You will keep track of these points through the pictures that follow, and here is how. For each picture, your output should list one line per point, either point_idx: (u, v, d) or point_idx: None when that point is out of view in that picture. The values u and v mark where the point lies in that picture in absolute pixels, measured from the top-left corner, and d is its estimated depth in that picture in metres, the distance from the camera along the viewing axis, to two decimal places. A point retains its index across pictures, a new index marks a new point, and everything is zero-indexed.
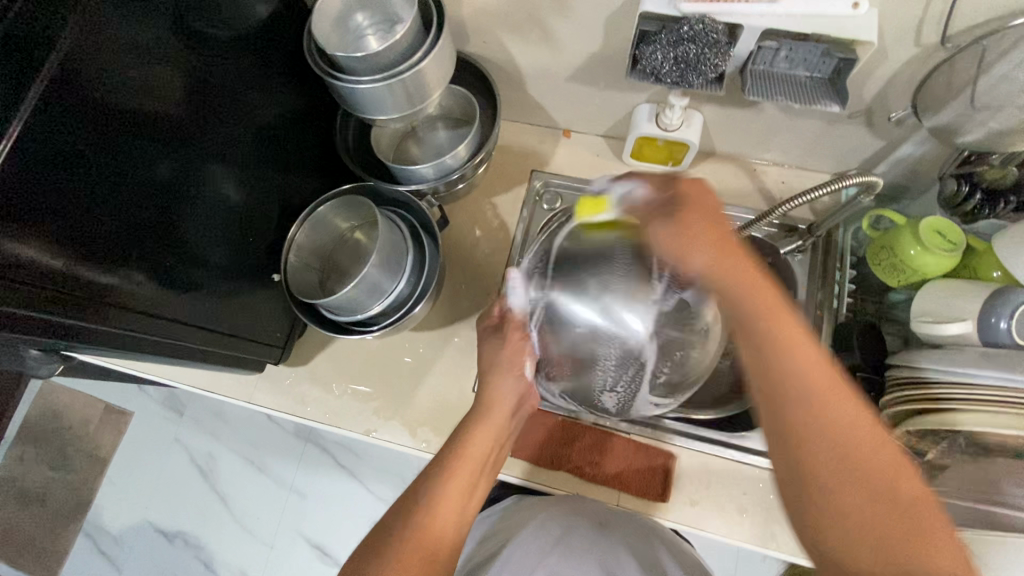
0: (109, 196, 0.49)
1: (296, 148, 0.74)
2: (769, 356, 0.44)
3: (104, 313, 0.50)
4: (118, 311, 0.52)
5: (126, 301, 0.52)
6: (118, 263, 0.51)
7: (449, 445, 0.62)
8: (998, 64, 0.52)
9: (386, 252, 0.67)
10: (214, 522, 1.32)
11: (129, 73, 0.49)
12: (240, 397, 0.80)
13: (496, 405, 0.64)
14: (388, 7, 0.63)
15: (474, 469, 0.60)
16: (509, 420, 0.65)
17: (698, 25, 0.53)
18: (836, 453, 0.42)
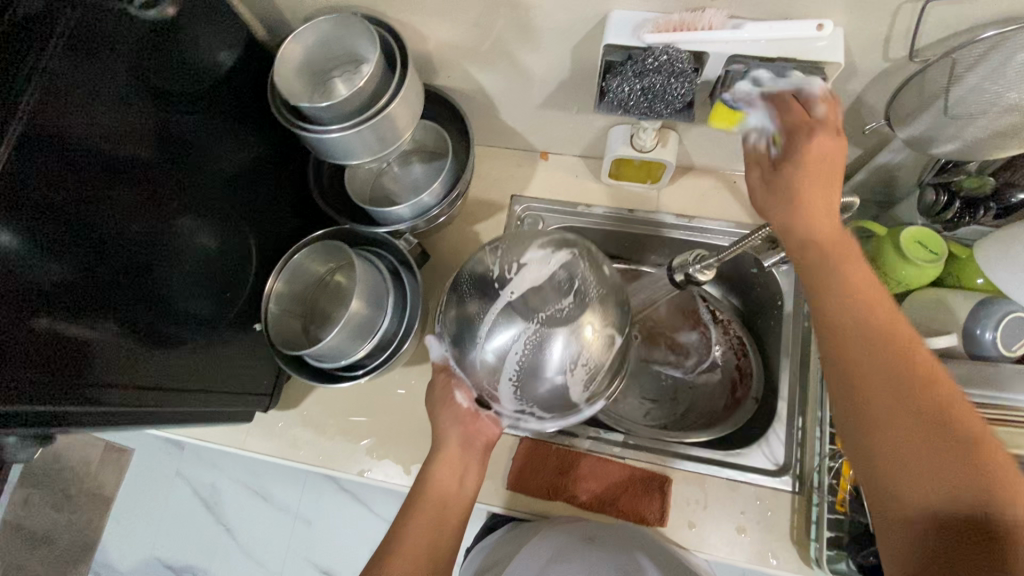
0: (84, 270, 0.48)
1: (269, 193, 0.74)
2: (840, 315, 0.48)
3: (94, 390, 0.49)
4: (107, 383, 0.51)
5: (111, 367, 0.51)
6: (100, 325, 0.50)
7: (407, 508, 0.61)
8: (966, 77, 0.51)
9: (367, 296, 0.66)
10: (221, 555, 1.31)
11: (98, 134, 0.48)
12: (231, 444, 0.80)
13: (448, 455, 0.63)
14: (352, 49, 0.63)
15: (429, 532, 0.59)
16: (462, 470, 0.63)
17: (662, 55, 0.52)
18: (893, 388, 0.44)
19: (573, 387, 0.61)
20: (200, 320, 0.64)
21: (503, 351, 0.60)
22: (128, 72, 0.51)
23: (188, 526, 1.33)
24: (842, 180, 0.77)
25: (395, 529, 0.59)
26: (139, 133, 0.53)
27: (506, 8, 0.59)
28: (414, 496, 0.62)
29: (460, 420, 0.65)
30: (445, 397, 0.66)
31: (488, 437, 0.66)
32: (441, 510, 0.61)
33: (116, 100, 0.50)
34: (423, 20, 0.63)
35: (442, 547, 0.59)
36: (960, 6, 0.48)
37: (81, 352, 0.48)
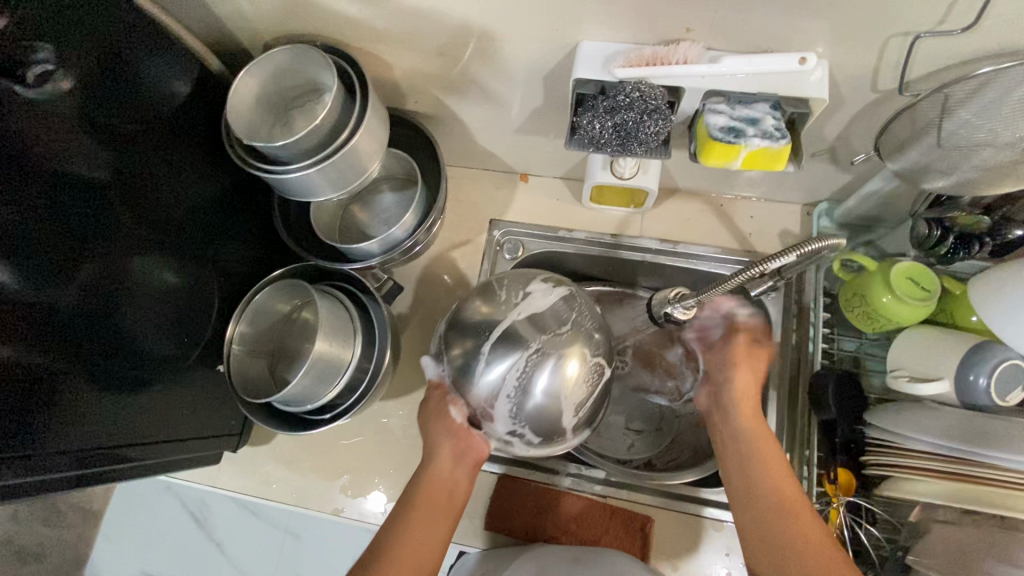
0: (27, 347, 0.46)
1: (233, 224, 0.71)
2: (731, 444, 0.58)
3: (47, 463, 0.49)
4: (63, 452, 0.50)
5: (64, 422, 0.50)
6: (49, 379, 0.48)
7: (395, 515, 0.58)
8: (959, 112, 0.48)
9: (336, 337, 0.63)
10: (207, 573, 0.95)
11: (40, 183, 0.46)
12: (204, 481, 0.78)
13: (442, 463, 0.60)
14: (311, 78, 0.60)
15: (416, 541, 0.56)
16: (455, 479, 0.60)
17: (633, 92, 0.49)
18: (760, 503, 0.52)
19: (569, 417, 0.58)
20: (164, 359, 0.62)
21: (502, 378, 0.56)
22: (55, 135, 0.47)
23: (179, 536, 0.96)
24: (832, 205, 0.74)
25: (381, 536, 0.57)
26: (78, 195, 0.50)
27: (472, 38, 0.55)
28: (404, 503, 0.59)
29: (452, 434, 0.60)
30: (441, 414, 0.60)
31: (479, 454, 0.62)
32: (430, 518, 0.58)
33: (44, 168, 0.47)
34: (387, 49, 0.60)
35: (430, 556, 0.56)
36: (953, 40, 0.44)
37: (30, 430, 0.47)
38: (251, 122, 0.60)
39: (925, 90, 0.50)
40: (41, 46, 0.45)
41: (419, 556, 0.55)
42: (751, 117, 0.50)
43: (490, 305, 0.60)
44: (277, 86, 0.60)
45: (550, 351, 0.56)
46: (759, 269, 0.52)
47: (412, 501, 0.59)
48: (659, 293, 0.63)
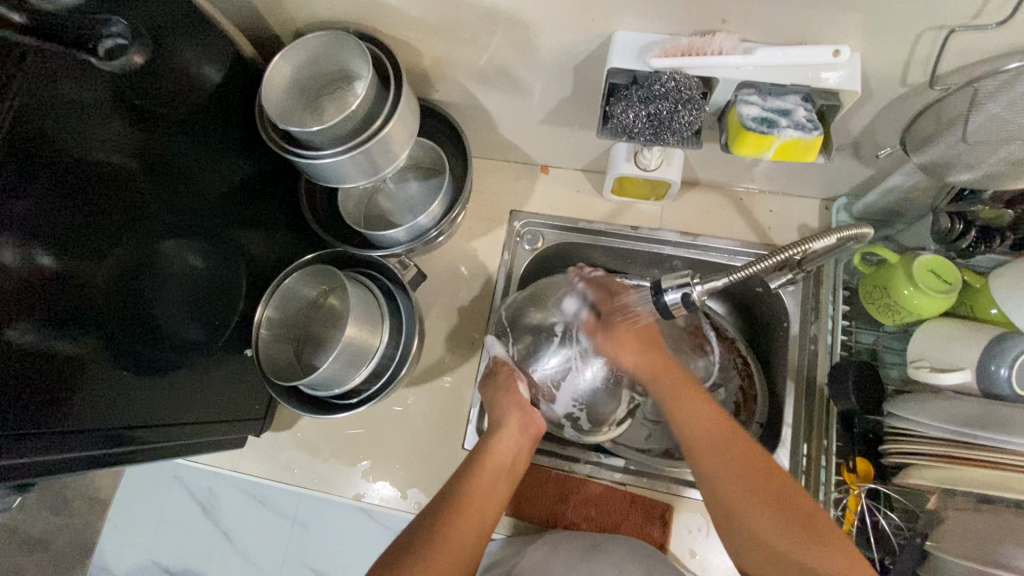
0: (58, 323, 0.47)
1: (259, 211, 0.71)
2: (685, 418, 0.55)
3: (79, 442, 0.49)
4: (90, 431, 0.50)
5: (95, 400, 0.51)
6: (81, 354, 0.49)
7: (465, 470, 0.61)
8: (988, 105, 0.49)
9: (364, 323, 0.64)
10: (215, 559, 0.97)
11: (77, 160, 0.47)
12: (225, 466, 0.79)
13: (509, 431, 0.65)
14: (344, 65, 0.60)
15: (486, 494, 0.59)
16: (518, 449, 0.65)
17: (669, 81, 0.49)
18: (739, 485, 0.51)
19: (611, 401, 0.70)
20: (192, 344, 0.63)
21: (557, 366, 0.69)
22: (92, 115, 0.48)
23: (188, 526, 0.97)
24: (851, 200, 0.75)
25: (452, 487, 0.59)
26: (111, 176, 0.50)
27: (505, 27, 0.56)
28: (472, 461, 0.62)
29: (519, 404, 0.67)
30: (511, 386, 0.68)
31: (536, 428, 0.67)
32: (497, 477, 0.61)
33: (80, 149, 0.47)
34: (419, 37, 0.61)
35: (494, 510, 0.59)
36: (986, 35, 0.45)
37: (59, 407, 0.47)
38: (282, 108, 0.61)
39: (955, 84, 0.51)
40: (114, 20, 0.47)
41: (487, 508, 0.58)
42: (783, 108, 0.51)
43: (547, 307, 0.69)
44: (308, 72, 0.61)
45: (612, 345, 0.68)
46: (780, 256, 0.56)
47: (480, 458, 0.62)
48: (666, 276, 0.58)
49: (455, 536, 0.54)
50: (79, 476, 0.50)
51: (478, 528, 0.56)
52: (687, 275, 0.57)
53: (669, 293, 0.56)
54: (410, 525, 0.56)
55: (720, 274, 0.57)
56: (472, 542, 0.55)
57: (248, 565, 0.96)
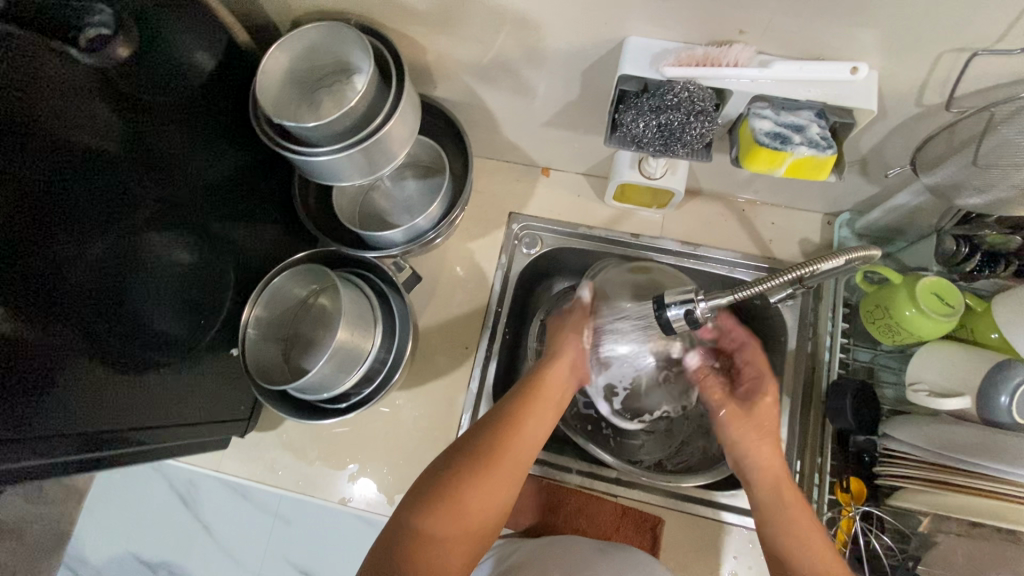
0: (35, 318, 0.44)
1: (251, 203, 0.69)
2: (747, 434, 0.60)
3: (50, 445, 0.47)
4: (63, 434, 0.48)
5: (73, 399, 0.48)
6: (59, 350, 0.46)
7: (514, 396, 0.59)
8: (1003, 130, 0.48)
9: (353, 326, 0.61)
10: (194, 552, 0.95)
11: (60, 145, 0.44)
12: (208, 465, 0.76)
13: (563, 363, 0.63)
14: (344, 58, 0.58)
15: (536, 424, 0.57)
16: (569, 381, 0.63)
17: (682, 92, 0.48)
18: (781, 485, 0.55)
19: (651, 397, 0.71)
20: (176, 339, 0.61)
21: (626, 355, 0.67)
22: (71, 97, 0.44)
23: (168, 517, 0.95)
24: (854, 216, 0.75)
25: (501, 412, 0.57)
26: (92, 163, 0.47)
27: (513, 26, 0.54)
28: (523, 388, 0.60)
29: (576, 356, 0.64)
30: (576, 334, 0.66)
31: (582, 376, 0.65)
32: (547, 407, 0.59)
33: (63, 137, 0.44)
34: (423, 33, 0.58)
35: (541, 436, 0.57)
36: (1007, 59, 0.44)
37: (32, 411, 0.45)
38: (277, 100, 0.58)
39: (972, 107, 0.50)
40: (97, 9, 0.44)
41: (536, 438, 0.57)
42: (796, 123, 0.49)
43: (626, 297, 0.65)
44: (306, 64, 0.58)
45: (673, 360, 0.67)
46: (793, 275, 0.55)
47: (533, 387, 0.60)
48: (670, 292, 0.57)
49: (503, 460, 0.53)
50: (53, 478, 0.49)
51: (526, 457, 0.55)
52: (692, 292, 0.56)
53: (670, 311, 0.56)
54: (455, 442, 0.56)
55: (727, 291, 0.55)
56: (519, 466, 0.54)
57: (228, 560, 0.94)
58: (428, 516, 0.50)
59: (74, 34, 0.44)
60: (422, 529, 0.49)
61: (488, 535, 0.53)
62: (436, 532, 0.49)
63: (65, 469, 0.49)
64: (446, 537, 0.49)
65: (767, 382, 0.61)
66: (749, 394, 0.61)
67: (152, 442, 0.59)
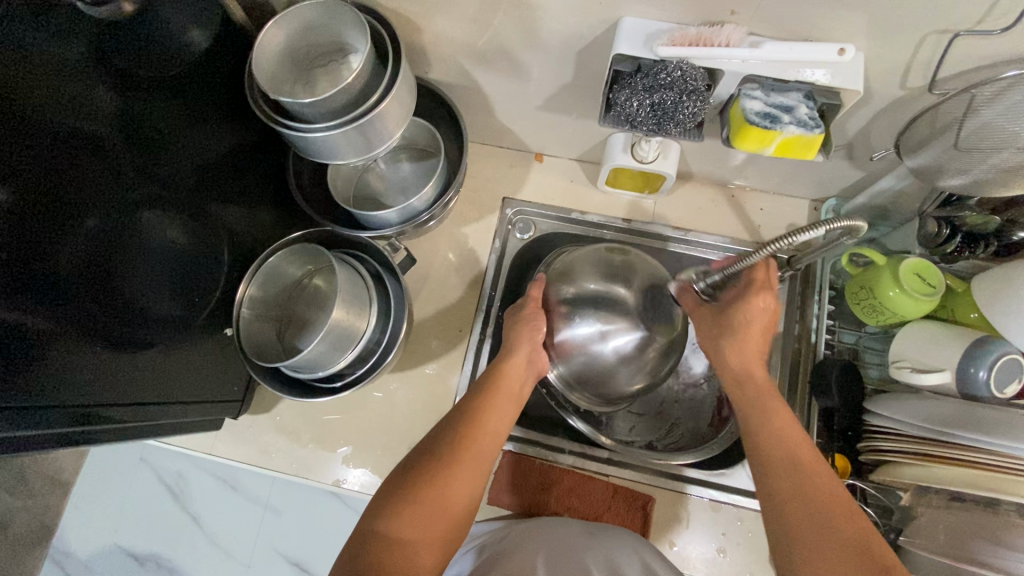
0: (23, 300, 0.43)
1: (244, 184, 0.69)
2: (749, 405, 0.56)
3: (41, 419, 0.47)
4: (54, 409, 0.48)
5: (61, 372, 0.48)
6: (49, 322, 0.46)
7: (477, 396, 0.60)
8: (985, 110, 0.49)
9: (349, 305, 0.61)
10: (182, 542, 0.94)
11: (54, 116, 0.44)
12: (199, 449, 0.76)
13: (520, 356, 0.64)
14: (340, 37, 0.58)
15: (497, 420, 0.59)
16: (525, 377, 0.64)
17: (675, 71, 0.49)
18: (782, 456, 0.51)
19: (623, 383, 0.69)
20: (169, 319, 0.60)
21: (589, 336, 0.67)
22: (65, 73, 0.44)
23: (157, 505, 0.94)
24: (840, 202, 0.76)
25: (461, 413, 0.59)
26: (84, 143, 0.47)
27: (509, 5, 0.54)
28: (482, 387, 0.61)
29: (532, 349, 0.65)
30: (533, 319, 0.67)
31: (542, 367, 0.67)
32: (507, 404, 0.61)
33: (57, 108, 0.44)
34: (420, 13, 0.59)
35: (500, 433, 0.59)
36: (988, 41, 0.46)
37: (24, 385, 0.45)
38: (273, 77, 0.58)
39: (954, 90, 0.51)
40: None
41: (497, 434, 0.58)
42: (785, 104, 0.51)
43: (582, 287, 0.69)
44: (302, 43, 0.59)
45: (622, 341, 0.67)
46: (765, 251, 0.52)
47: (492, 384, 0.61)
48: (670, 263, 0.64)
49: (465, 457, 0.55)
50: (41, 453, 0.48)
51: (489, 451, 0.57)
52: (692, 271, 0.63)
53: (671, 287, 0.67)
54: (418, 446, 0.57)
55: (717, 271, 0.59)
56: (481, 461, 0.55)
57: (217, 552, 0.93)
58: (400, 520, 0.50)
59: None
60: (391, 535, 0.49)
61: (458, 531, 0.53)
62: (405, 536, 0.49)
63: (53, 445, 0.49)
64: (417, 539, 0.49)
65: (756, 291, 0.58)
66: (729, 303, 0.59)
67: (143, 419, 0.59)
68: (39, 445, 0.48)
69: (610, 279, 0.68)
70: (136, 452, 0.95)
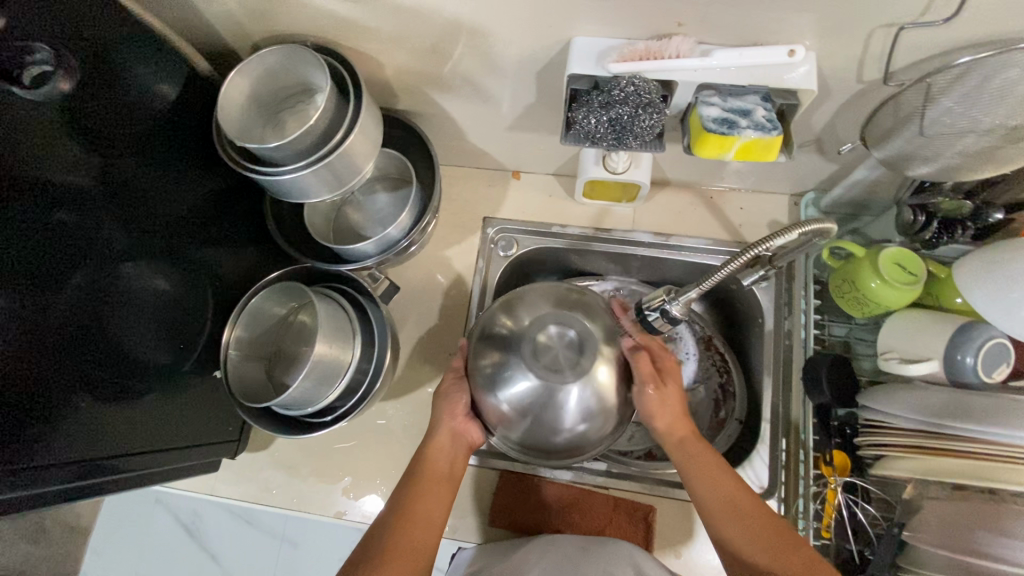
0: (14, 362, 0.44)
1: (224, 229, 0.70)
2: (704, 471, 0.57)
3: (39, 478, 0.47)
4: (53, 466, 0.48)
5: (59, 427, 0.49)
6: (41, 377, 0.47)
7: (403, 488, 0.60)
8: (942, 98, 0.49)
9: (333, 340, 0.62)
10: None
11: (39, 182, 0.46)
12: (202, 490, 0.77)
13: (439, 440, 0.62)
14: (303, 79, 0.60)
15: (425, 509, 0.58)
16: (453, 455, 0.62)
17: (628, 86, 0.49)
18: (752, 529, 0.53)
19: (601, 428, 0.60)
20: (159, 366, 0.61)
21: (529, 396, 0.57)
22: (43, 143, 0.46)
23: (170, 547, 0.95)
24: (818, 194, 0.76)
25: (392, 509, 0.58)
26: (63, 202, 0.48)
27: (462, 34, 0.55)
28: (408, 477, 0.61)
29: (450, 426, 0.62)
30: (455, 391, 0.63)
31: (474, 439, 0.63)
32: (435, 489, 0.60)
33: (39, 176, 0.46)
34: (379, 49, 0.60)
35: (436, 523, 0.58)
36: (935, 31, 0.46)
37: (23, 444, 0.46)
38: (241, 124, 0.60)
39: (909, 80, 0.51)
40: (37, 46, 0.44)
41: (430, 522, 0.58)
42: (742, 108, 0.51)
43: (512, 326, 0.60)
44: (267, 88, 0.60)
45: (570, 387, 0.56)
46: (749, 254, 0.53)
47: (416, 473, 0.61)
48: (648, 295, 0.60)
49: (393, 553, 0.54)
50: (43, 510, 0.49)
51: (421, 541, 0.56)
52: (664, 291, 0.59)
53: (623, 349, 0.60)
54: (356, 550, 0.56)
55: (690, 284, 0.57)
56: (418, 552, 0.55)
57: None
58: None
59: (17, 72, 0.43)
60: None
61: None
62: None
63: (56, 499, 0.50)
64: None
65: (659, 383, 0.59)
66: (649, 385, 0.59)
67: (145, 466, 0.59)
68: (40, 501, 0.48)
69: (565, 308, 0.60)
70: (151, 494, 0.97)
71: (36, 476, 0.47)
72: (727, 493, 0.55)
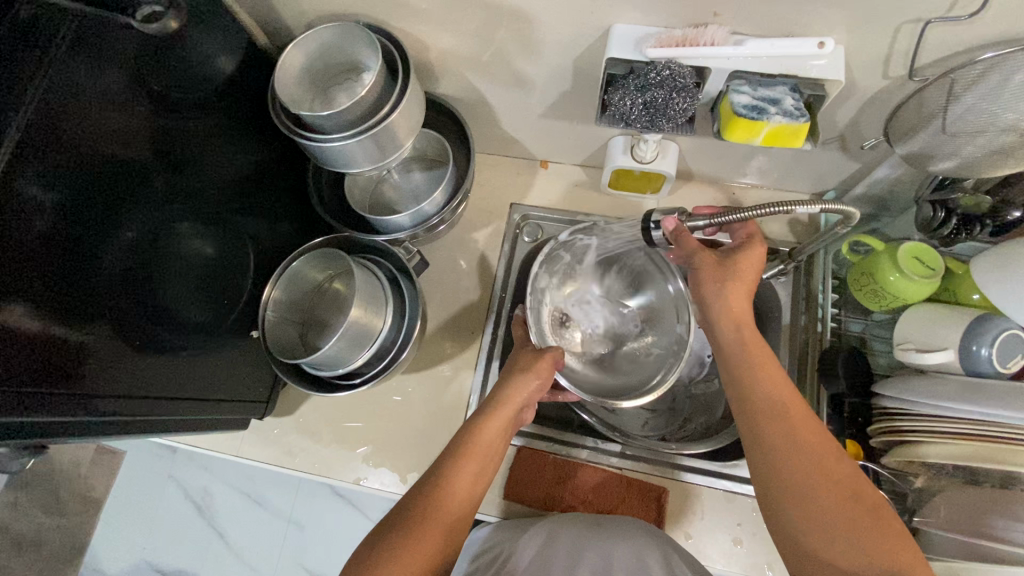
0: (69, 304, 0.47)
1: (267, 198, 0.74)
2: (756, 389, 0.55)
3: (87, 408, 0.49)
4: (100, 398, 0.50)
5: (105, 364, 0.51)
6: (90, 321, 0.49)
7: (446, 456, 0.58)
8: (964, 96, 0.51)
9: (365, 304, 0.64)
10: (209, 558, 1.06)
11: (103, 135, 0.49)
12: (228, 451, 0.79)
13: (500, 412, 0.62)
14: (353, 56, 0.63)
15: (466, 479, 0.56)
16: (497, 444, 0.61)
17: (664, 70, 0.53)
18: (806, 453, 0.50)
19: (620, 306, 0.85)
20: (199, 325, 0.64)
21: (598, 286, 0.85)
22: (113, 102, 0.49)
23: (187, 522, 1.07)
24: (839, 193, 0.78)
25: (432, 470, 0.57)
26: (123, 165, 0.51)
27: (507, 19, 0.58)
28: (455, 446, 0.59)
29: (517, 408, 0.63)
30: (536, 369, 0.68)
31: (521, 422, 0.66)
32: (483, 455, 0.59)
33: (106, 134, 0.49)
34: (426, 32, 0.64)
35: (477, 491, 0.57)
36: (959, 27, 0.48)
37: (74, 373, 0.48)
38: (293, 95, 0.64)
39: (933, 76, 0.54)
40: None
41: (468, 496, 0.56)
42: (772, 97, 0.54)
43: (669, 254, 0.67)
44: (319, 63, 0.64)
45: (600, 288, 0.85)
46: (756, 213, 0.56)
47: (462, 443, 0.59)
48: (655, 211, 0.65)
49: (436, 518, 0.53)
50: (81, 441, 0.50)
51: (458, 515, 0.55)
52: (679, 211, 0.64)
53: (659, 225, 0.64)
54: (393, 510, 0.55)
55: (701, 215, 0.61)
56: (453, 523, 0.54)
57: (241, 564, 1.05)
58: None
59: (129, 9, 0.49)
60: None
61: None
62: None
63: (89, 432, 0.51)
64: None
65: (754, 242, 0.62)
66: (729, 252, 0.62)
67: (183, 410, 0.62)
68: (93, 432, 0.51)
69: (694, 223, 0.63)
70: (179, 453, 1.09)
71: (83, 408, 0.49)
72: (772, 416, 0.53)
